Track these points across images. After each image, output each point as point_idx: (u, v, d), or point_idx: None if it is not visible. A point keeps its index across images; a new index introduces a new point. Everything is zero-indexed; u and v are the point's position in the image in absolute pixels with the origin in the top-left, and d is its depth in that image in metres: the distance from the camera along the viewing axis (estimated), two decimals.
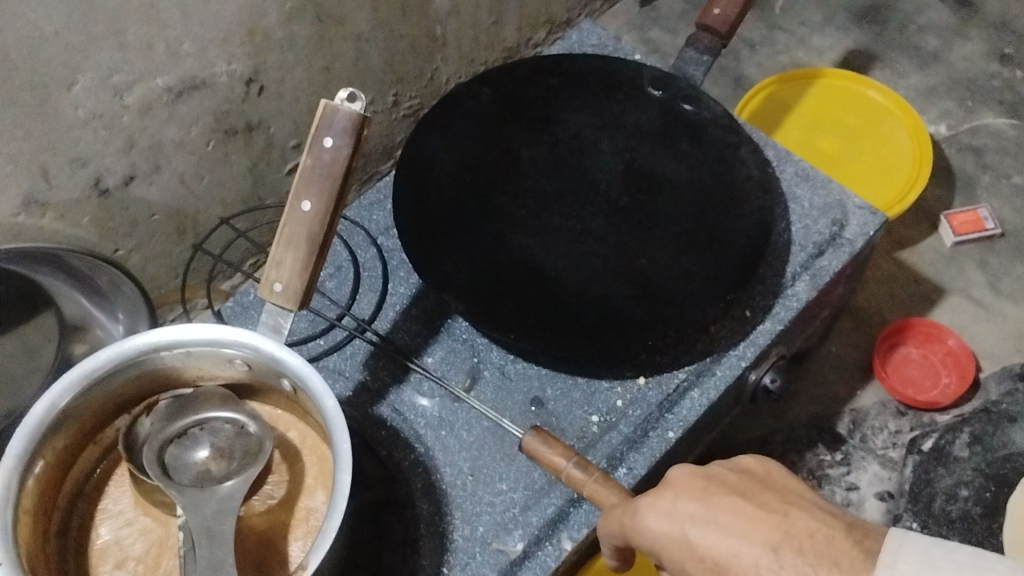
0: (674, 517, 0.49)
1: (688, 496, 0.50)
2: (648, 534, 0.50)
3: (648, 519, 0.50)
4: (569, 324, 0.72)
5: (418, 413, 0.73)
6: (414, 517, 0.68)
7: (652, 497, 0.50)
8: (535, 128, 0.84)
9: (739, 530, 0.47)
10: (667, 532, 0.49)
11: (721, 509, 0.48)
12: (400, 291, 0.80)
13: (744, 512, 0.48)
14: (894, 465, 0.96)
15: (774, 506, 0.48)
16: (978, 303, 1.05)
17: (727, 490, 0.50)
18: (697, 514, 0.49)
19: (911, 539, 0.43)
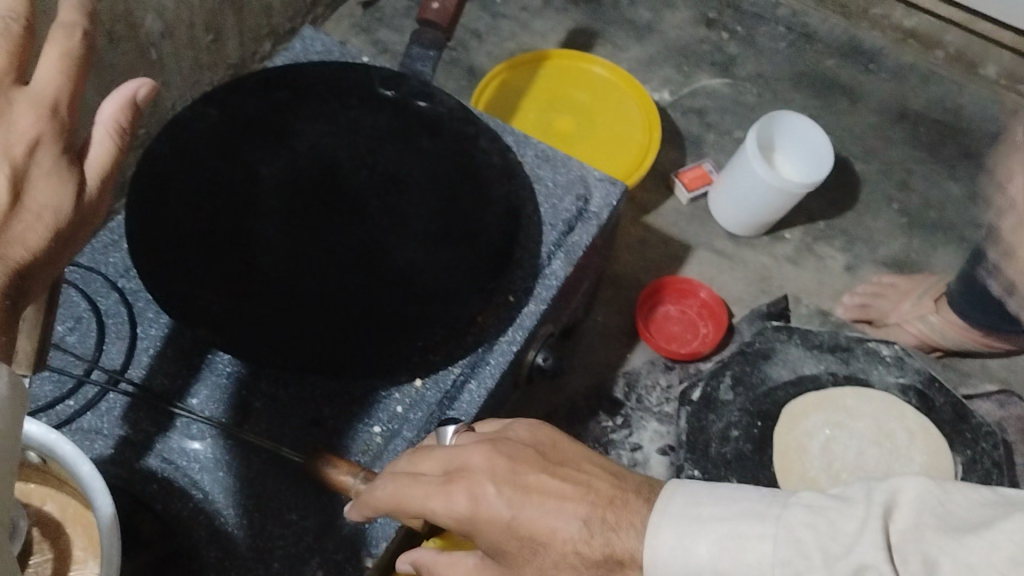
0: (518, 484, 0.54)
1: (495, 480, 0.53)
2: (463, 505, 0.53)
3: (487, 485, 0.53)
4: (331, 350, 0.71)
5: (191, 458, 0.70)
6: (200, 568, 0.66)
7: (496, 471, 0.54)
8: (270, 143, 0.80)
9: (558, 496, 0.53)
10: (493, 519, 0.53)
11: (554, 486, 0.54)
12: (151, 333, 0.75)
13: (564, 495, 0.53)
14: (669, 418, 0.98)
15: (576, 478, 0.55)
16: (722, 254, 1.12)
17: (514, 453, 0.56)
18: (513, 497, 0.53)
19: (680, 490, 0.51)
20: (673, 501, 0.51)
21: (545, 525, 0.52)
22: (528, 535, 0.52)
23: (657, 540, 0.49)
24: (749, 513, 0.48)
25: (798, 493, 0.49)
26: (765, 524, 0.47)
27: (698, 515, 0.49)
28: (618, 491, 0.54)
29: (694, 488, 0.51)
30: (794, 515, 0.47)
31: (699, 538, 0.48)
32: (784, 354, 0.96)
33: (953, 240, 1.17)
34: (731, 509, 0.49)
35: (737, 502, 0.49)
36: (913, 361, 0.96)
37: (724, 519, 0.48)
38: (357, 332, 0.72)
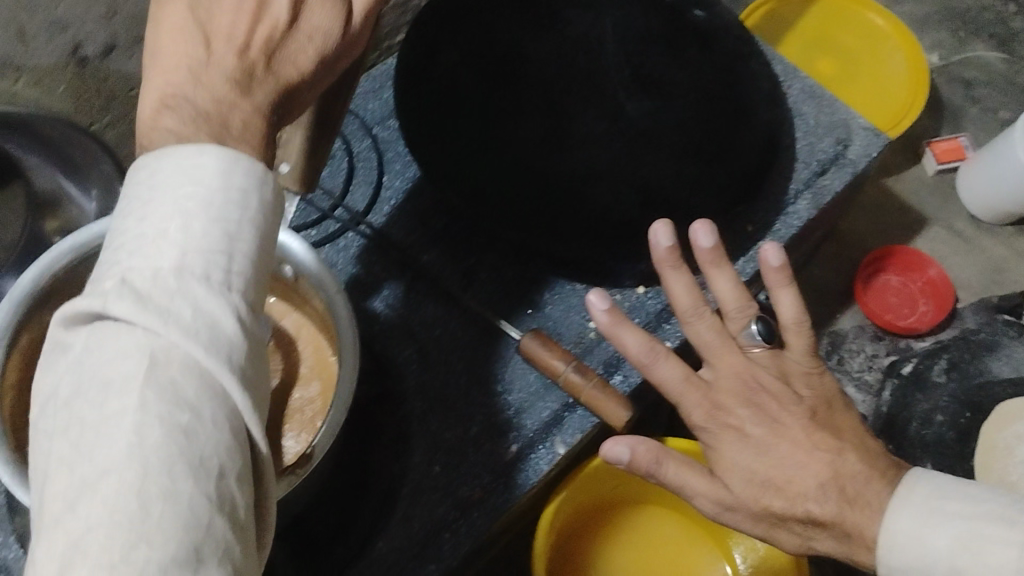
0: (774, 420, 0.57)
1: (756, 419, 0.57)
2: (715, 418, 0.58)
3: (743, 419, 0.57)
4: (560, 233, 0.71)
5: (411, 311, 0.72)
6: (406, 415, 0.68)
7: (761, 410, 0.58)
8: (543, 24, 0.78)
9: (812, 449, 0.56)
10: (736, 444, 0.57)
11: (803, 447, 0.56)
12: (395, 185, 0.77)
13: (806, 447, 0.56)
14: (867, 388, 0.94)
15: (830, 444, 0.56)
16: (959, 235, 1.06)
17: (771, 391, 0.59)
18: (765, 438, 0.56)
19: (925, 479, 0.52)
20: (917, 491, 0.52)
21: (785, 476, 0.55)
22: (768, 479, 0.55)
23: (892, 524, 0.51)
24: (993, 514, 0.49)
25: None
26: (1012, 529, 0.47)
27: (939, 507, 0.50)
28: (866, 469, 0.55)
29: (940, 480, 0.52)
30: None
31: (937, 532, 0.49)
32: (1009, 352, 0.92)
33: None
34: (977, 507, 0.49)
35: (986, 501, 0.50)
36: None
37: (965, 516, 0.49)
38: (591, 231, 0.71)
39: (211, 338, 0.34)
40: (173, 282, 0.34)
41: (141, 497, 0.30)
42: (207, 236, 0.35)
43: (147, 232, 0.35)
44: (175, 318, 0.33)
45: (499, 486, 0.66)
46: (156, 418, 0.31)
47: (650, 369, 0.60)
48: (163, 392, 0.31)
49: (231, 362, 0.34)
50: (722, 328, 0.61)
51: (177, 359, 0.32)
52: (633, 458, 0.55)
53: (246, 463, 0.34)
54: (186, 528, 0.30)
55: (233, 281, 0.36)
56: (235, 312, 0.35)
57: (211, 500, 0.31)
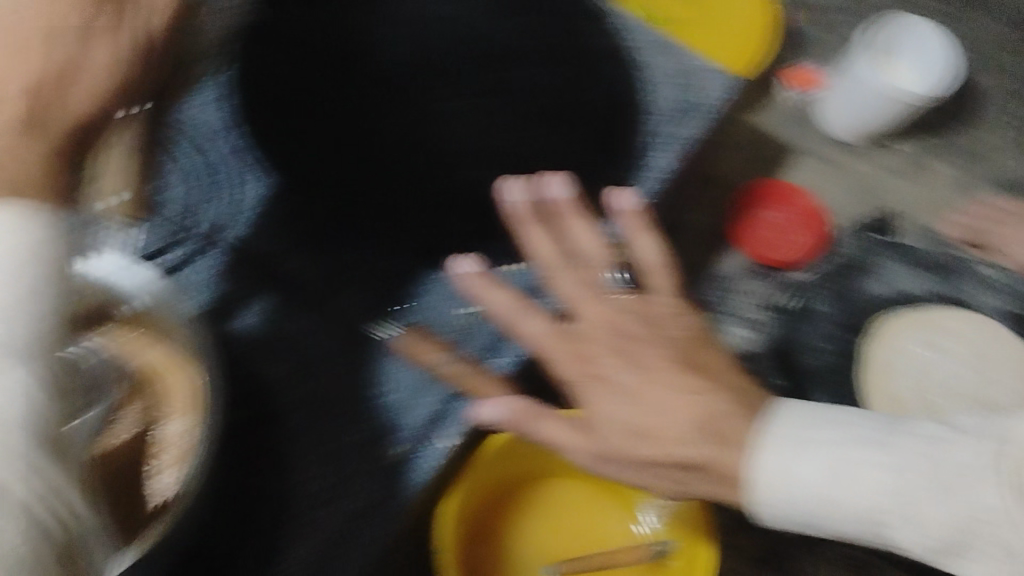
0: (641, 367, 0.59)
1: (626, 369, 0.59)
2: (585, 369, 0.60)
3: (614, 374, 0.59)
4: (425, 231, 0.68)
5: (279, 325, 0.71)
6: (290, 430, 0.67)
7: (630, 359, 0.59)
8: (384, 5, 0.74)
9: (684, 391, 0.58)
10: (614, 400, 0.58)
11: (675, 391, 0.58)
12: (250, 195, 0.73)
13: (676, 389, 0.58)
14: (756, 326, 0.95)
15: (698, 387, 0.58)
16: (828, 161, 1.08)
17: (638, 342, 0.61)
18: (633, 386, 0.58)
19: (792, 410, 0.56)
20: (789, 419, 0.56)
21: (658, 429, 0.56)
22: (640, 430, 0.57)
23: (770, 456, 0.54)
24: (858, 438, 0.53)
25: (908, 423, 0.54)
26: (875, 450, 0.52)
27: (807, 436, 0.54)
28: (732, 410, 0.57)
29: (804, 410, 0.56)
30: (907, 444, 0.52)
31: (809, 457, 0.53)
32: (885, 271, 0.94)
33: None
34: (844, 431, 0.54)
35: (849, 425, 0.54)
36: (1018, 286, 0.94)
37: (836, 444, 0.53)
38: (460, 214, 0.71)
39: None
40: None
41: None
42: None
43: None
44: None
45: (388, 489, 0.67)
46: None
47: (523, 329, 0.63)
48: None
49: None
50: (589, 280, 0.65)
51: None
52: (505, 421, 0.57)
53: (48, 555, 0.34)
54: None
55: None
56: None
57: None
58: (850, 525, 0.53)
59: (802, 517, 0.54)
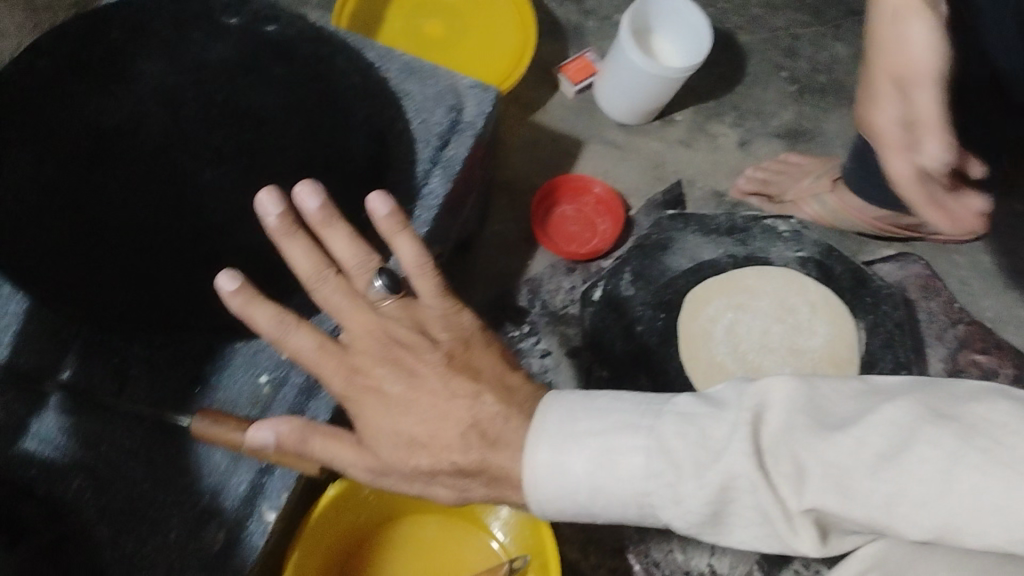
0: (409, 371, 0.56)
1: (393, 377, 0.56)
2: (357, 384, 0.56)
3: (385, 385, 0.56)
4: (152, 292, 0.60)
5: (70, 438, 0.66)
6: (97, 546, 0.63)
7: (398, 365, 0.56)
8: (108, 88, 0.69)
9: (451, 396, 0.56)
10: (382, 411, 0.55)
11: (442, 393, 0.56)
12: (7, 309, 0.67)
13: (443, 394, 0.56)
14: (574, 320, 0.95)
15: (464, 390, 0.56)
16: (615, 145, 1.09)
17: (404, 346, 0.57)
18: (403, 393, 0.56)
19: (559, 401, 0.53)
20: (554, 415, 0.52)
21: (433, 440, 0.54)
22: (414, 438, 0.55)
23: (535, 458, 0.51)
24: (621, 423, 0.50)
25: (673, 400, 0.50)
26: (637, 436, 0.49)
27: (573, 431, 0.51)
28: (501, 409, 0.55)
29: (572, 397, 0.53)
30: (666, 424, 0.49)
31: (576, 452, 0.50)
32: (682, 244, 0.98)
33: (843, 103, 1.15)
34: (610, 419, 0.51)
35: (616, 411, 0.51)
36: (810, 234, 1.00)
37: (596, 432, 0.50)
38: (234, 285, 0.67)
39: None
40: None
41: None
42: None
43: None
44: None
45: None
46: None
47: (282, 346, 0.57)
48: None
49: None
50: (349, 286, 0.59)
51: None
52: (280, 441, 0.54)
53: None
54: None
55: None
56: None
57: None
58: (622, 510, 0.50)
59: (576, 511, 0.51)
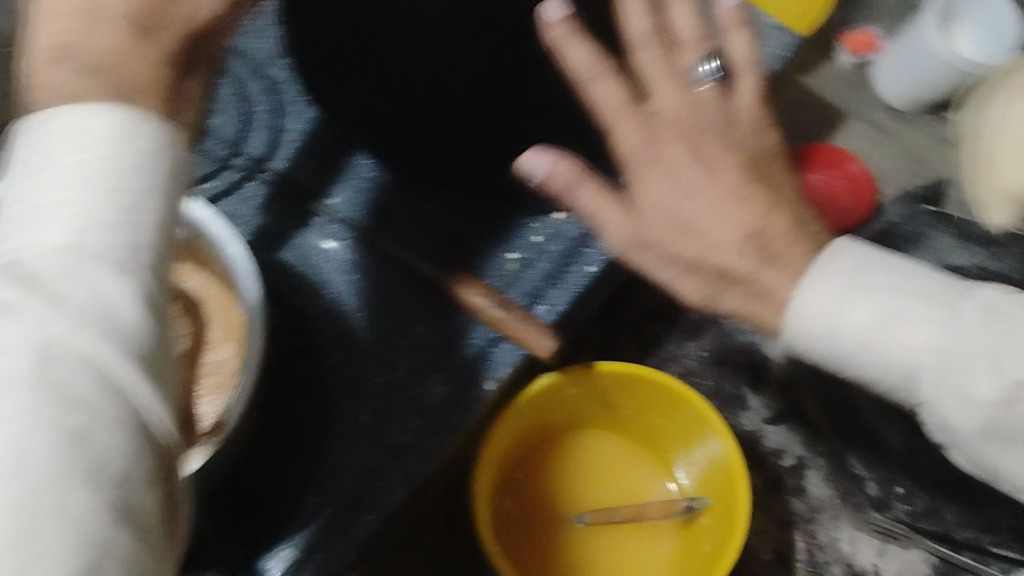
0: (708, 165, 0.54)
1: (687, 162, 0.54)
2: (648, 152, 0.55)
3: (683, 167, 0.54)
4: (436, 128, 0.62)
5: (324, 258, 0.69)
6: (329, 364, 0.66)
7: (701, 150, 0.55)
8: None
9: (738, 197, 0.53)
10: (661, 181, 0.54)
11: (734, 209, 0.53)
12: (296, 127, 0.73)
13: (737, 203, 0.53)
14: None
15: (749, 184, 0.54)
16: (878, 126, 1.07)
17: (699, 110, 0.57)
18: (694, 181, 0.54)
19: (848, 247, 0.49)
20: (838, 261, 0.48)
21: (705, 224, 0.53)
22: (684, 221, 0.53)
23: (810, 292, 0.47)
24: (917, 288, 0.46)
25: (980, 287, 0.46)
26: (936, 310, 0.45)
27: (864, 283, 0.46)
28: (789, 232, 0.53)
29: (865, 248, 0.49)
30: (971, 308, 0.44)
31: (858, 303, 0.46)
32: (934, 244, 0.94)
33: None
34: (901, 283, 0.46)
35: (907, 279, 0.47)
36: None
37: (897, 289, 0.46)
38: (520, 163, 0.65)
39: (109, 332, 0.32)
40: (66, 264, 0.32)
41: (28, 520, 0.28)
42: (102, 212, 0.33)
43: (36, 208, 0.33)
44: (67, 306, 0.32)
45: (430, 429, 0.64)
46: (46, 424, 0.29)
47: (611, 129, 0.55)
48: (52, 393, 0.30)
49: (132, 354, 0.33)
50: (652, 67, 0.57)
51: (70, 354, 0.31)
52: (552, 174, 0.52)
53: (151, 465, 0.32)
54: (81, 546, 0.29)
55: (137, 262, 0.34)
56: (136, 292, 0.33)
57: (113, 510, 0.30)
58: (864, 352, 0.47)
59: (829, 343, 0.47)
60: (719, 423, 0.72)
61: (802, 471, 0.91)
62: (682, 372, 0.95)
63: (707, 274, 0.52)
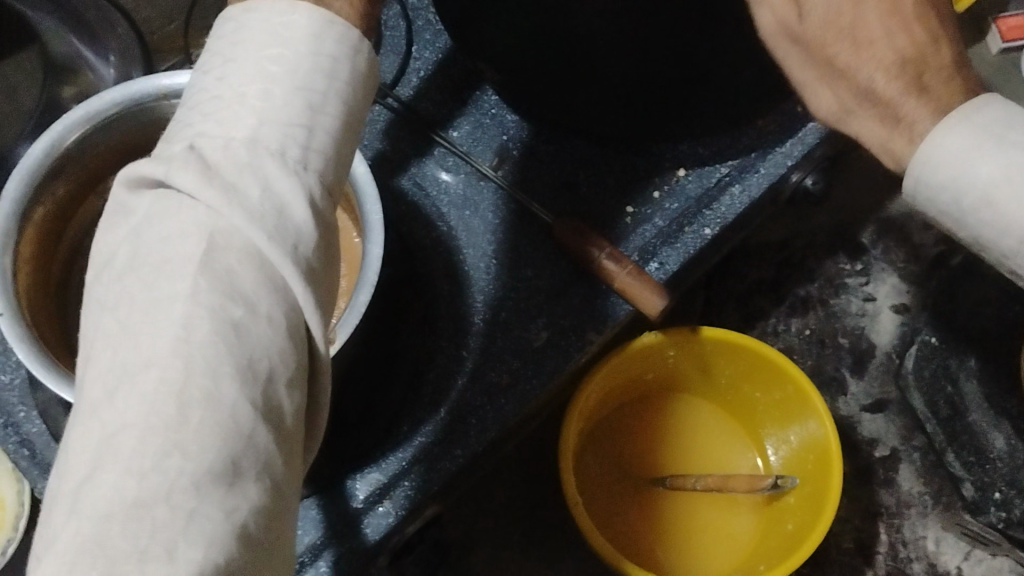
0: None
1: None
2: None
3: None
4: (573, 75, 0.61)
5: (440, 189, 0.70)
6: (434, 297, 0.66)
7: None
8: None
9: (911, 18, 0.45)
10: None
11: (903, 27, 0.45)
12: (425, 55, 0.73)
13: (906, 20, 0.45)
14: (912, 277, 0.95)
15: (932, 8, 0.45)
16: None
17: None
18: None
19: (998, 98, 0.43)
20: (982, 107, 0.43)
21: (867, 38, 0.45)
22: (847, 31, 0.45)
23: (941, 141, 0.42)
24: None
25: None
26: None
27: (1001, 135, 0.41)
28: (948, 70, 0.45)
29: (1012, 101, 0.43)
30: None
31: (990, 152, 0.41)
32: None
33: None
34: None
35: None
36: None
37: None
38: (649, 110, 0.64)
39: (278, 225, 0.33)
40: (245, 156, 0.33)
41: (180, 401, 0.30)
42: (288, 111, 0.34)
43: (226, 97, 0.34)
44: (240, 198, 0.32)
45: (528, 371, 0.64)
46: (206, 310, 0.31)
47: None
48: (215, 282, 0.31)
49: (296, 254, 0.33)
50: None
51: (236, 246, 0.32)
52: None
53: (298, 360, 0.33)
54: (224, 438, 0.30)
55: (309, 159, 0.34)
56: (308, 193, 0.34)
57: (256, 405, 0.31)
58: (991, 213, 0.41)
59: (948, 194, 0.43)
60: (822, 405, 0.70)
61: (893, 463, 0.90)
62: (783, 348, 0.92)
63: (849, 86, 0.45)
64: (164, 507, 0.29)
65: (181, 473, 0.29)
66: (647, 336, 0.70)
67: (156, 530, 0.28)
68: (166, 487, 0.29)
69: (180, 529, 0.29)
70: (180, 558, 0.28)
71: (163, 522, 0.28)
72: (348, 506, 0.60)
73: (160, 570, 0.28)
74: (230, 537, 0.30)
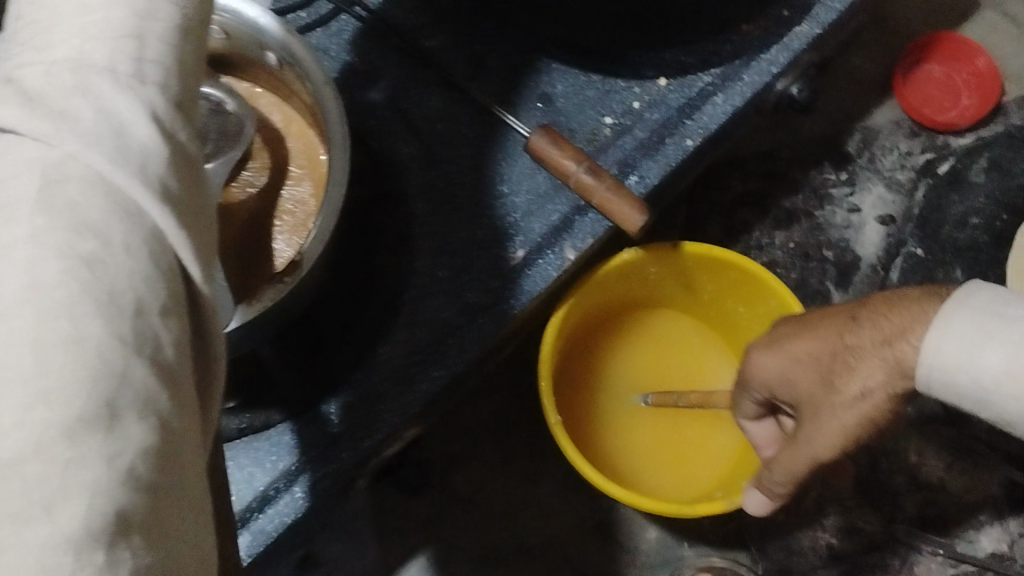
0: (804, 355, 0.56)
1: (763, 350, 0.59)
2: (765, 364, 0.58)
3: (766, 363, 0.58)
4: None
5: (413, 102, 0.67)
6: (406, 217, 0.64)
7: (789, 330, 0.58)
8: None
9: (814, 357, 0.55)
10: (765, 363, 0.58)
11: (807, 348, 0.56)
12: None
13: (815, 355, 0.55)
14: (899, 186, 0.93)
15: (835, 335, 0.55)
16: (1015, 16, 1.02)
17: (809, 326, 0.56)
18: (774, 359, 0.58)
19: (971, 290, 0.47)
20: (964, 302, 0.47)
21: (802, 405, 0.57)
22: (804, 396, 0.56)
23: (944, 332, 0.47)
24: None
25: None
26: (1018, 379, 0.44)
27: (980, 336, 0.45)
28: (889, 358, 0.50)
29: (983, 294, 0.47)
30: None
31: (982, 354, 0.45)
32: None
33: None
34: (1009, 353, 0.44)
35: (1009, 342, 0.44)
36: None
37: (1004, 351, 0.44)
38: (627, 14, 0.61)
39: (118, 147, 0.26)
40: (70, 80, 0.27)
41: (37, 346, 0.23)
42: (104, 26, 0.28)
43: (45, 19, 0.28)
44: (72, 123, 0.26)
45: (500, 290, 0.62)
46: (51, 247, 0.24)
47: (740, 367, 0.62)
48: (56, 217, 0.25)
49: (146, 174, 0.27)
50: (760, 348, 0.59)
51: (76, 174, 0.26)
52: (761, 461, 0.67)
53: (175, 293, 0.27)
54: (94, 379, 0.24)
55: (145, 71, 0.28)
56: (147, 110, 0.28)
57: (128, 342, 0.25)
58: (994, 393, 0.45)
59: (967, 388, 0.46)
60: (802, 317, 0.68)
61: None
62: (766, 262, 0.90)
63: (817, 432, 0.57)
64: (35, 463, 0.23)
65: (49, 423, 0.23)
66: (628, 251, 0.68)
67: (29, 489, 0.22)
68: (32, 439, 0.23)
69: (57, 484, 0.23)
70: (64, 513, 0.23)
71: (37, 478, 0.23)
72: (325, 429, 0.58)
73: (40, 532, 0.22)
74: (120, 489, 0.24)
